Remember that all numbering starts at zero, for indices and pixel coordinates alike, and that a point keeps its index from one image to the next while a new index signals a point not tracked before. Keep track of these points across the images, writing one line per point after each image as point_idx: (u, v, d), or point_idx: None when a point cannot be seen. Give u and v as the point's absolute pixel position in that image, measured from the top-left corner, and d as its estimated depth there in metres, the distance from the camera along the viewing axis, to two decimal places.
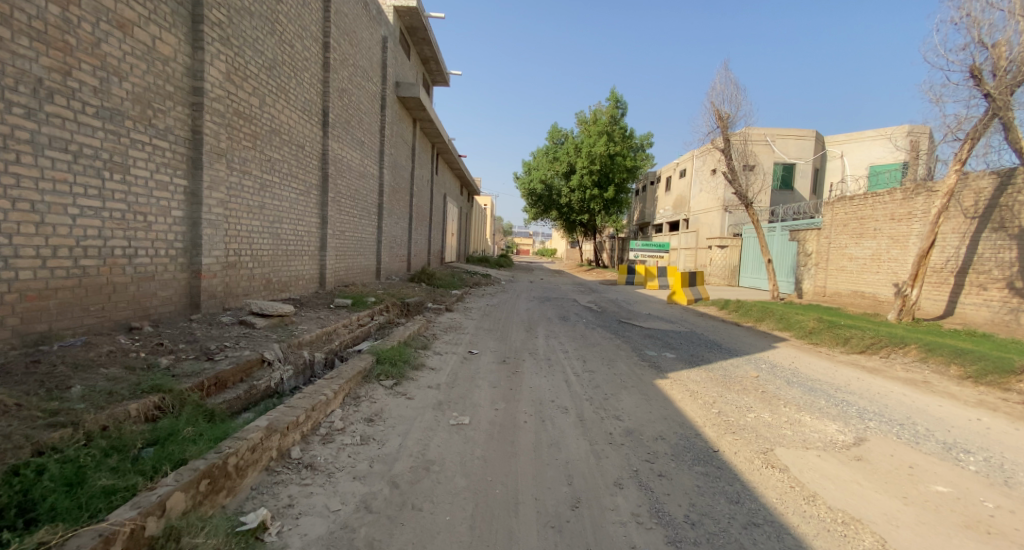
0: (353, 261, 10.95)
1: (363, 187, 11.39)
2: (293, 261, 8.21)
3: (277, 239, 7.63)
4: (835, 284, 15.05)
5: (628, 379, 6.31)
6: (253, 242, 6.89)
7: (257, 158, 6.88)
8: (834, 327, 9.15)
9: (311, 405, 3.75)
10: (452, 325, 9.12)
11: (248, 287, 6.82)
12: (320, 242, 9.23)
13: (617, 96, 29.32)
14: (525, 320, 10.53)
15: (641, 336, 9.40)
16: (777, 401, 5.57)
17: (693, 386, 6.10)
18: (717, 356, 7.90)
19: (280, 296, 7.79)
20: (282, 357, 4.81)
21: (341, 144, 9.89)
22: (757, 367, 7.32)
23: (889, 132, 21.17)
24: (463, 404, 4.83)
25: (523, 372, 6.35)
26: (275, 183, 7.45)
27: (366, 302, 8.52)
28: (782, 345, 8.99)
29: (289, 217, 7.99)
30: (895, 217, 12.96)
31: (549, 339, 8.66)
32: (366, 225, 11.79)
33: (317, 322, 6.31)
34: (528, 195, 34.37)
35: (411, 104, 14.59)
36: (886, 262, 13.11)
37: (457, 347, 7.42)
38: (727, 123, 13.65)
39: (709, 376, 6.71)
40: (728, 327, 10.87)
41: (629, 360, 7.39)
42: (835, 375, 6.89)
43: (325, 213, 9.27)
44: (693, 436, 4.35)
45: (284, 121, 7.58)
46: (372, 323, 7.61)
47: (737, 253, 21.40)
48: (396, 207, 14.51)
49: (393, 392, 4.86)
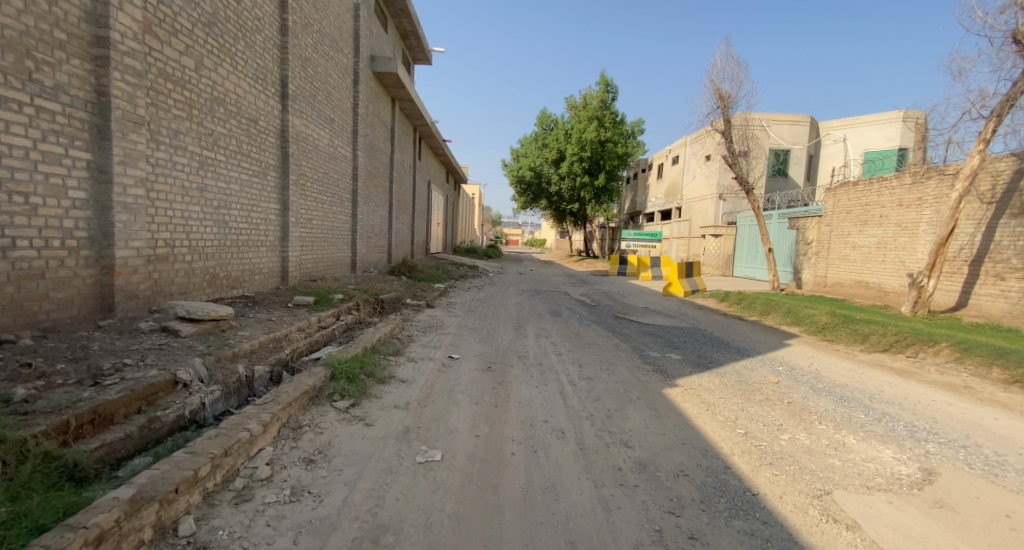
0: (322, 253, 9.90)
1: (332, 171, 10.29)
2: (247, 254, 7.18)
3: (225, 228, 6.61)
4: (838, 273, 14.27)
5: (632, 389, 5.41)
6: (191, 231, 5.89)
7: (194, 131, 5.84)
8: (851, 323, 8.33)
9: (221, 450, 2.81)
10: (431, 323, 8.16)
11: (184, 284, 5.81)
12: (281, 230, 8.19)
13: (608, 79, 28.24)
14: (513, 316, 9.58)
15: (640, 333, 8.52)
16: (809, 416, 4.70)
17: (708, 397, 5.23)
18: (727, 357, 7.05)
19: (230, 293, 6.77)
20: (205, 375, 3.83)
21: (305, 121, 8.80)
22: (774, 370, 6.46)
23: (886, 116, 20.68)
24: (436, 431, 3.89)
25: (510, 382, 5.42)
26: (220, 163, 6.42)
27: (332, 300, 7.47)
28: (794, 343, 8.16)
29: (242, 204, 6.97)
30: (903, 203, 12.19)
31: (540, 339, 7.74)
32: (337, 212, 10.71)
33: (264, 326, 5.30)
34: (516, 183, 33.33)
35: (389, 82, 13.48)
36: (893, 250, 12.39)
37: (435, 351, 6.48)
38: (729, 102, 12.74)
39: (723, 383, 5.83)
40: (732, 322, 10.04)
41: (631, 365, 6.49)
42: (862, 380, 6.07)
43: (286, 198, 8.20)
44: (723, 472, 3.47)
45: (228, 88, 6.50)
46: (337, 324, 6.61)
47: (732, 242, 20.61)
48: (374, 194, 13.45)
49: (348, 417, 3.90)
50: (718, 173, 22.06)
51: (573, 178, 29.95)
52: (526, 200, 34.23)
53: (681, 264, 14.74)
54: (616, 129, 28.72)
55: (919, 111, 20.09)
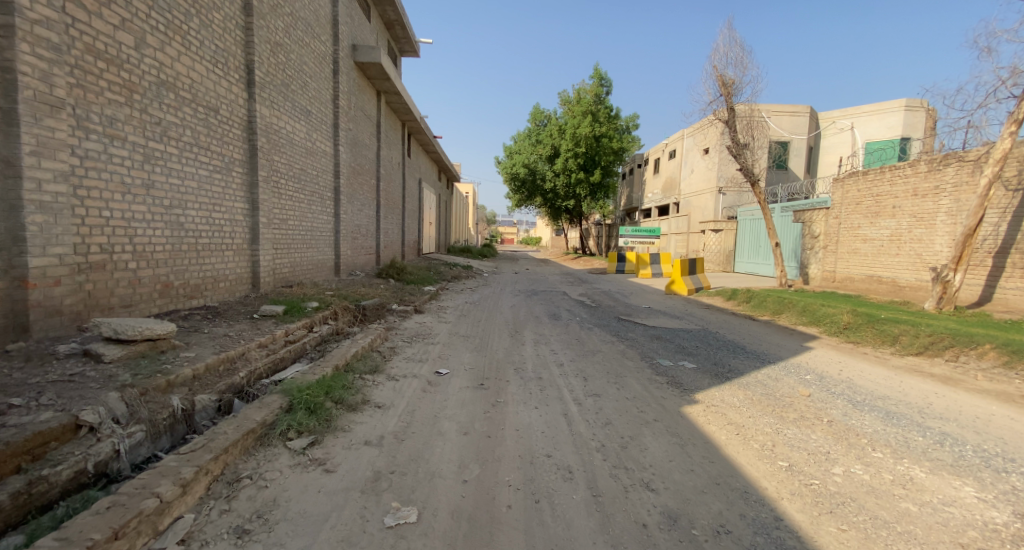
0: (300, 255, 9.14)
1: (310, 167, 9.50)
2: (208, 259, 6.41)
3: (181, 230, 5.84)
4: (847, 268, 13.56)
5: (646, 408, 4.69)
6: (135, 234, 5.13)
7: (135, 119, 5.07)
8: (877, 322, 7.63)
9: (107, 534, 2.13)
10: (419, 332, 7.42)
11: (128, 295, 5.06)
12: (250, 232, 7.40)
13: (602, 72, 27.48)
14: (509, 321, 8.84)
15: (648, 338, 7.78)
16: (858, 440, 3.99)
17: (735, 417, 4.50)
18: (746, 365, 6.33)
19: (189, 304, 6.02)
20: (122, 414, 3.11)
21: (276, 112, 8.00)
22: (802, 380, 5.73)
23: (886, 105, 20.05)
24: (414, 477, 3.17)
25: (505, 403, 4.68)
26: (171, 157, 5.64)
27: (305, 308, 6.69)
28: (816, 346, 7.44)
29: (201, 203, 6.22)
30: (919, 192, 11.51)
31: (539, 347, 7.01)
32: (316, 212, 9.93)
33: (215, 345, 4.53)
34: (510, 181, 32.57)
35: (373, 73, 12.69)
36: (908, 243, 11.73)
37: (420, 365, 5.74)
38: (732, 89, 12.01)
39: (749, 397, 5.10)
40: (743, 323, 9.32)
41: (642, 376, 5.77)
42: (904, 391, 5.35)
43: (255, 196, 7.40)
44: (774, 527, 2.78)
45: (179, 72, 5.71)
46: (308, 338, 5.84)
47: (732, 236, 19.91)
48: (359, 192, 12.65)
49: (303, 460, 3.17)
50: (717, 166, 21.37)
51: (568, 174, 29.23)
52: (520, 197, 33.42)
53: (684, 260, 14.02)
54: (611, 124, 27.99)
55: (921, 100, 19.56)
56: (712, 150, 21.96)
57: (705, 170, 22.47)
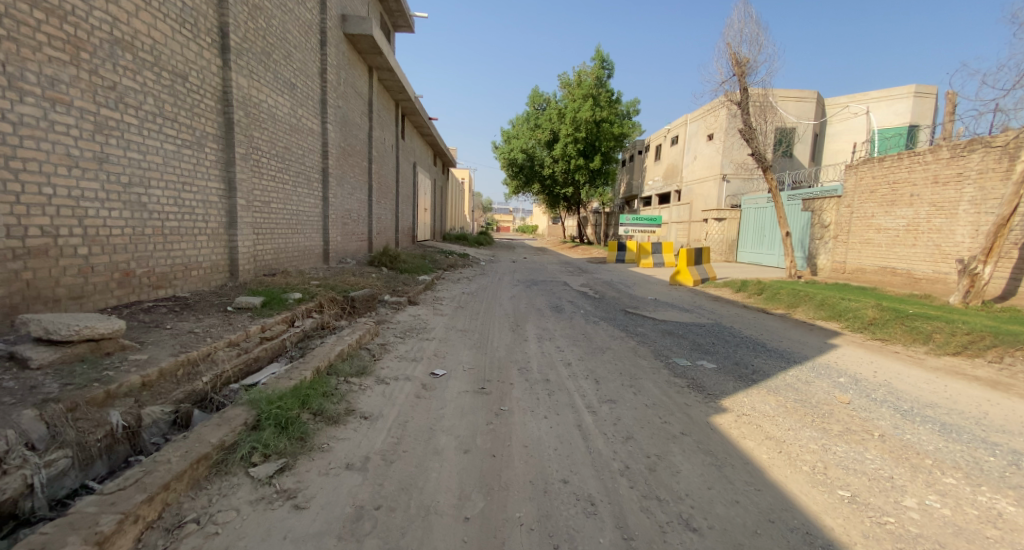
0: (284, 241, 8.47)
1: (294, 146, 8.78)
2: (178, 245, 5.74)
3: (144, 212, 5.18)
4: (858, 259, 13.00)
5: (670, 418, 4.13)
6: (85, 215, 4.47)
7: (83, 81, 4.39)
8: (906, 318, 7.10)
9: None
10: (412, 326, 6.80)
11: (78, 285, 4.42)
12: (227, 215, 6.72)
13: (603, 55, 26.59)
14: (509, 313, 8.23)
15: (659, 334, 7.21)
16: (922, 461, 3.49)
17: (774, 430, 3.95)
18: (771, 365, 5.78)
19: (154, 294, 5.39)
20: (41, 437, 2.53)
21: (255, 82, 7.28)
22: (836, 383, 5.17)
23: (895, 92, 19.45)
24: (405, 515, 2.60)
25: (510, 412, 4.10)
26: (130, 127, 4.93)
27: (286, 299, 6.04)
28: (841, 343, 6.90)
29: (168, 182, 5.53)
30: (940, 180, 10.95)
31: (543, 343, 6.42)
32: (302, 194, 9.23)
33: (175, 345, 3.91)
34: (507, 166, 31.77)
35: (364, 47, 11.89)
36: (925, 233, 11.21)
37: (412, 365, 5.13)
38: (747, 68, 11.32)
39: (783, 405, 4.53)
40: (758, 317, 8.76)
41: (659, 378, 5.21)
42: (951, 397, 4.82)
43: (232, 174, 6.69)
44: None
45: (137, 30, 4.97)
46: (288, 334, 5.20)
47: (736, 225, 19.32)
48: (349, 173, 11.94)
49: (267, 492, 2.59)
50: (721, 152, 20.70)
51: (566, 160, 28.48)
52: (517, 183, 32.63)
53: (689, 250, 13.42)
54: (611, 108, 27.18)
55: (932, 86, 18.97)
56: (717, 135, 21.27)
57: (709, 156, 21.76)
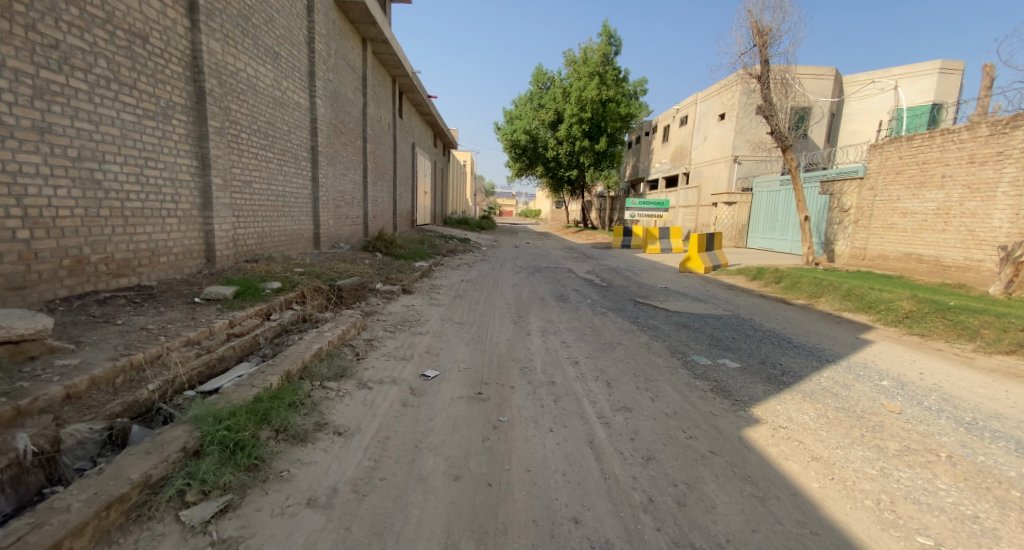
0: (270, 225, 7.88)
1: (279, 121, 8.12)
2: (142, 228, 5.15)
3: (99, 190, 4.62)
4: (880, 244, 12.28)
5: (696, 432, 3.55)
6: (23, 194, 3.99)
7: (14, 36, 3.86)
8: (949, 311, 6.49)
9: None
10: (404, 318, 6.21)
11: (17, 274, 3.95)
12: (201, 196, 6.11)
13: (611, 30, 25.52)
14: (510, 303, 7.63)
15: (674, 327, 6.62)
16: (1006, 493, 2.92)
17: (820, 449, 3.36)
18: (800, 365, 5.20)
19: (115, 284, 4.82)
20: None
21: (231, 48, 6.62)
22: (879, 388, 4.57)
23: (918, 69, 18.48)
24: None
25: (512, 424, 3.52)
26: (78, 93, 4.38)
27: (263, 289, 5.44)
28: (876, 339, 6.28)
29: (127, 156, 4.93)
30: (976, 159, 10.21)
31: (548, 338, 5.83)
32: (289, 174, 8.61)
33: (119, 345, 3.36)
34: (510, 148, 30.90)
35: (357, 16, 11.14)
36: (958, 217, 10.50)
37: (400, 364, 4.56)
38: (768, 38, 10.52)
39: (824, 414, 3.93)
40: (779, 308, 8.16)
41: (679, 380, 4.62)
42: (1014, 406, 4.22)
43: (205, 150, 6.09)
44: None
45: None
46: (261, 329, 4.62)
47: (747, 210, 18.56)
48: (343, 153, 11.29)
49: (197, 545, 2.06)
50: (734, 132, 19.83)
51: (571, 141, 27.62)
52: (520, 166, 31.72)
53: (701, 235, 12.73)
54: (619, 87, 26.19)
55: (957, 62, 18.03)
56: (730, 115, 20.37)
57: (720, 137, 20.88)
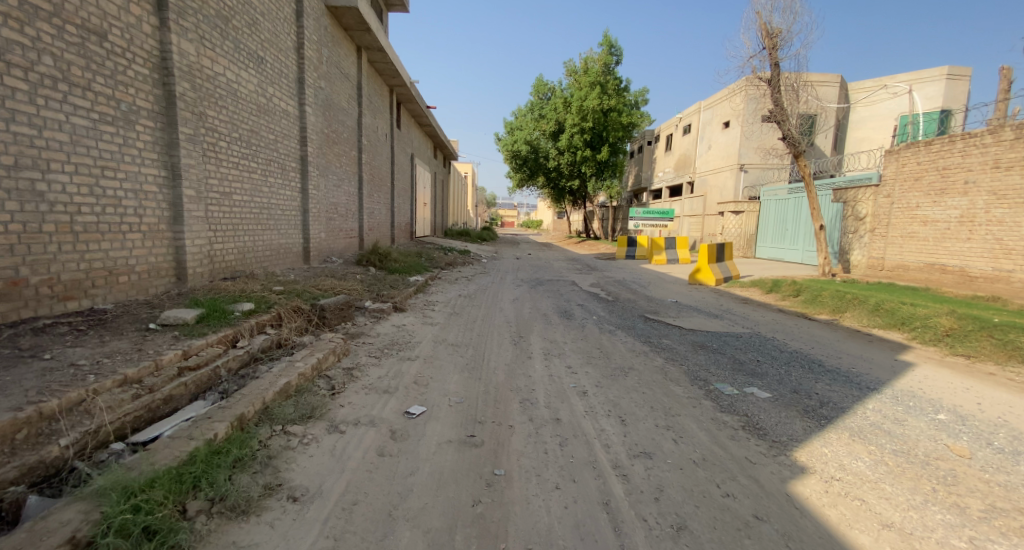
0: (252, 239, 7.34)
1: (264, 129, 7.63)
2: (97, 246, 4.61)
3: (41, 202, 4.11)
4: (899, 254, 11.63)
5: (735, 488, 2.92)
6: None
7: None
8: (995, 329, 5.87)
9: None
10: (392, 341, 5.60)
11: None
12: (169, 210, 5.56)
13: (611, 40, 25.23)
14: (510, 321, 7.03)
15: (691, 348, 5.99)
16: None
17: (888, 510, 2.73)
18: (839, 393, 4.56)
19: (62, 308, 4.28)
20: None
21: (208, 50, 6.13)
22: (937, 423, 3.92)
23: (925, 74, 18.01)
24: None
25: (509, 479, 2.90)
26: (14, 94, 3.89)
27: (232, 312, 4.87)
28: (915, 360, 5.63)
29: (79, 165, 4.41)
30: (1001, 164, 9.64)
31: (552, 363, 5.19)
32: (275, 185, 8.09)
33: (32, 389, 2.80)
34: (512, 159, 30.47)
35: (350, 23, 10.72)
36: (984, 225, 9.89)
37: (381, 399, 3.94)
38: (779, 40, 10.02)
39: (883, 461, 3.29)
40: (800, 324, 7.52)
41: (707, 416, 3.98)
42: None
43: (176, 160, 5.57)
44: None
45: None
46: (223, 359, 4.03)
47: (755, 219, 17.96)
48: (336, 164, 10.81)
49: None
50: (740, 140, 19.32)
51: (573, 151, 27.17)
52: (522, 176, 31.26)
53: (711, 245, 12.14)
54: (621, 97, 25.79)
55: (966, 68, 17.56)
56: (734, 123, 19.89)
57: (726, 145, 20.35)
